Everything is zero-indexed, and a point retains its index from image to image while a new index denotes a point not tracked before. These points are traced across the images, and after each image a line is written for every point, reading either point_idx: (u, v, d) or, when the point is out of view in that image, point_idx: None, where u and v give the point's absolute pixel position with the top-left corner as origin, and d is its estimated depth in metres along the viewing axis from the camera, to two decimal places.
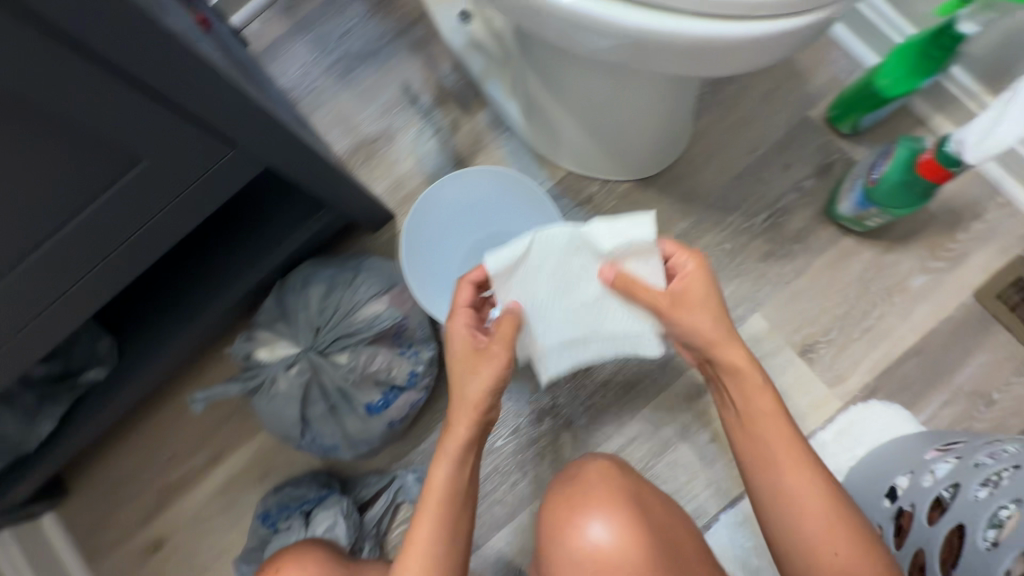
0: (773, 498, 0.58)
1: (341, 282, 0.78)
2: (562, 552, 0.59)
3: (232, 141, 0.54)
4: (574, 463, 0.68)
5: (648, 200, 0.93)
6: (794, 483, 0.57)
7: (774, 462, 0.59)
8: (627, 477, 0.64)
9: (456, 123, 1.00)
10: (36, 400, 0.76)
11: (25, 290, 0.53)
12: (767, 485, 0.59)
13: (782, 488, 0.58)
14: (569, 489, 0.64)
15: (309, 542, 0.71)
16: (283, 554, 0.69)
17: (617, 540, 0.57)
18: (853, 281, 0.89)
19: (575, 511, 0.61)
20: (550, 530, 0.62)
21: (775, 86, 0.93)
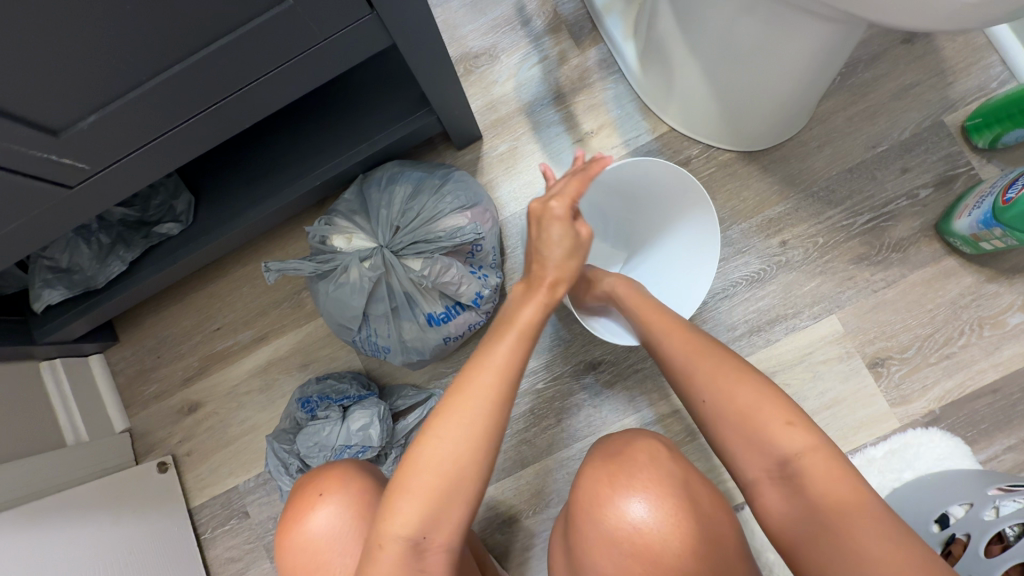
0: (726, 431, 0.56)
1: (427, 189, 0.77)
2: (599, 528, 0.57)
3: (357, 5, 0.51)
4: (616, 438, 0.65)
5: (747, 175, 0.89)
6: (736, 413, 0.55)
7: (719, 397, 0.57)
8: (674, 460, 0.61)
9: (564, 55, 0.94)
10: (111, 240, 0.79)
11: (143, 113, 0.52)
12: (714, 422, 0.57)
13: (726, 417, 0.56)
14: (613, 464, 0.60)
15: (355, 465, 0.67)
16: (328, 475, 0.65)
17: (661, 524, 0.55)
18: (944, 304, 0.84)
19: (616, 489, 0.58)
20: (586, 501, 0.60)
21: (915, 82, 0.87)
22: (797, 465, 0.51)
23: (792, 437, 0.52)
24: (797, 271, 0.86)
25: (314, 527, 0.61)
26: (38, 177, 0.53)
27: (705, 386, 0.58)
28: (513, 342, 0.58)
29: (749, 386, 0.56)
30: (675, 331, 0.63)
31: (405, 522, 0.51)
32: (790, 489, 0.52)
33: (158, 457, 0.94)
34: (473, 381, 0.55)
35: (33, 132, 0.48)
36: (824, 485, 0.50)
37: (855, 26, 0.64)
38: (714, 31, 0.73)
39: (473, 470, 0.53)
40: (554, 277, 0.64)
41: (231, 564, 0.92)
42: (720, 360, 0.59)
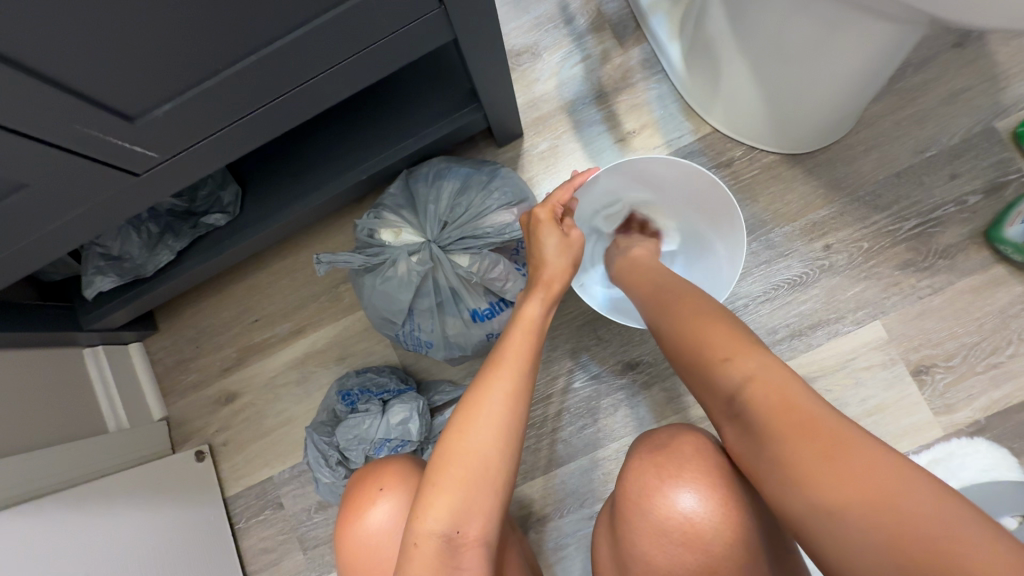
0: (684, 369, 0.53)
1: (475, 185, 0.77)
2: (647, 518, 0.57)
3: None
4: (659, 429, 0.63)
5: (791, 178, 0.88)
6: (688, 354, 0.52)
7: (677, 339, 0.53)
8: (723, 451, 0.59)
9: (607, 54, 0.94)
10: (160, 229, 0.80)
11: (213, 103, 0.53)
12: (679, 366, 0.53)
13: (682, 355, 0.52)
14: (660, 455, 0.59)
15: (410, 461, 0.67)
16: (388, 470, 0.65)
17: (714, 516, 0.54)
18: (992, 312, 0.83)
19: (664, 480, 0.57)
20: (635, 492, 0.59)
21: (966, 86, 0.86)
22: (743, 401, 0.46)
23: (731, 369, 0.48)
24: (841, 275, 0.86)
25: (374, 521, 0.62)
26: (108, 163, 0.54)
27: (668, 328, 0.55)
28: (523, 338, 0.59)
29: (712, 323, 0.52)
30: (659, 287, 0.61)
31: (438, 518, 0.50)
32: (744, 429, 0.47)
33: (195, 446, 0.95)
34: (494, 378, 0.56)
35: (110, 118, 0.49)
36: (767, 411, 0.44)
37: (918, 27, 0.64)
38: (769, 32, 0.73)
39: (497, 463, 0.52)
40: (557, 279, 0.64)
41: (265, 554, 0.93)
42: (684, 304, 0.55)
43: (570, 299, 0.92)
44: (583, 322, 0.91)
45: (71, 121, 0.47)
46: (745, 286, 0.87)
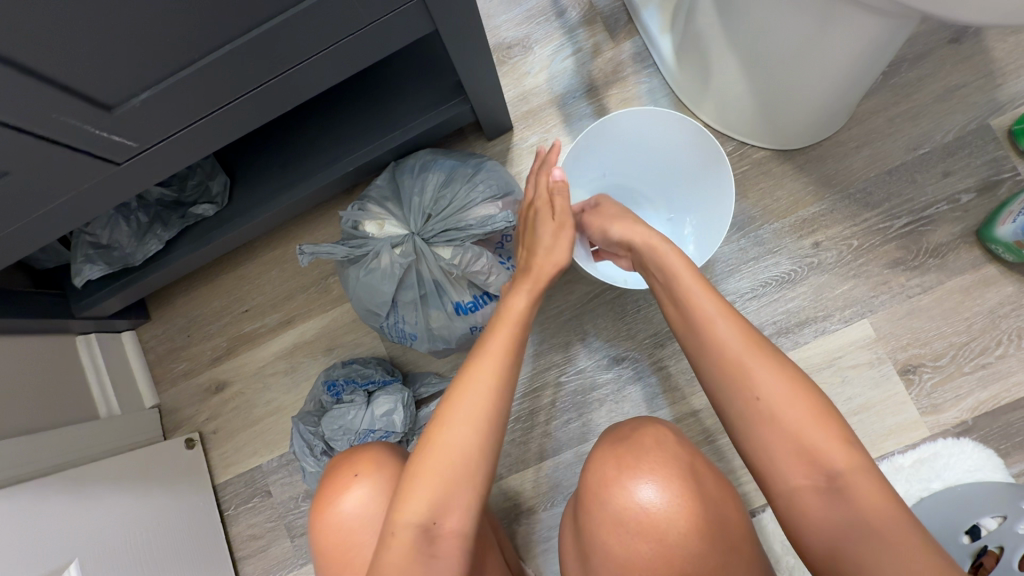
0: (725, 392, 0.55)
1: (459, 177, 0.77)
2: (606, 509, 0.57)
3: None
4: (624, 423, 0.64)
5: (782, 174, 0.87)
6: (793, 430, 0.50)
7: (776, 418, 0.51)
8: (682, 445, 0.60)
9: (598, 47, 0.93)
10: (149, 219, 0.81)
11: (194, 92, 0.53)
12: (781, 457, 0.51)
13: (720, 373, 0.55)
14: (620, 447, 0.60)
15: (388, 448, 0.66)
16: (362, 457, 0.64)
17: (669, 505, 0.55)
18: (983, 312, 0.82)
19: (622, 471, 0.58)
20: (594, 484, 0.59)
21: (962, 83, 0.84)
22: (787, 423, 0.50)
23: (773, 391, 0.52)
24: (829, 273, 0.85)
25: (346, 508, 0.61)
26: (87, 152, 0.54)
27: (772, 402, 0.51)
28: (507, 332, 0.59)
29: (810, 405, 0.51)
30: (708, 312, 0.57)
31: (417, 506, 0.50)
32: (799, 455, 0.50)
33: (186, 433, 0.96)
34: (474, 373, 0.56)
35: (88, 106, 0.49)
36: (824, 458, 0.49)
37: (908, 21, 0.63)
38: (756, 26, 0.72)
39: (477, 456, 0.52)
40: (543, 272, 0.65)
41: (253, 541, 0.94)
42: (760, 361, 0.53)
43: (559, 293, 0.91)
44: (570, 316, 0.91)
45: (49, 109, 0.48)
46: (732, 282, 0.86)
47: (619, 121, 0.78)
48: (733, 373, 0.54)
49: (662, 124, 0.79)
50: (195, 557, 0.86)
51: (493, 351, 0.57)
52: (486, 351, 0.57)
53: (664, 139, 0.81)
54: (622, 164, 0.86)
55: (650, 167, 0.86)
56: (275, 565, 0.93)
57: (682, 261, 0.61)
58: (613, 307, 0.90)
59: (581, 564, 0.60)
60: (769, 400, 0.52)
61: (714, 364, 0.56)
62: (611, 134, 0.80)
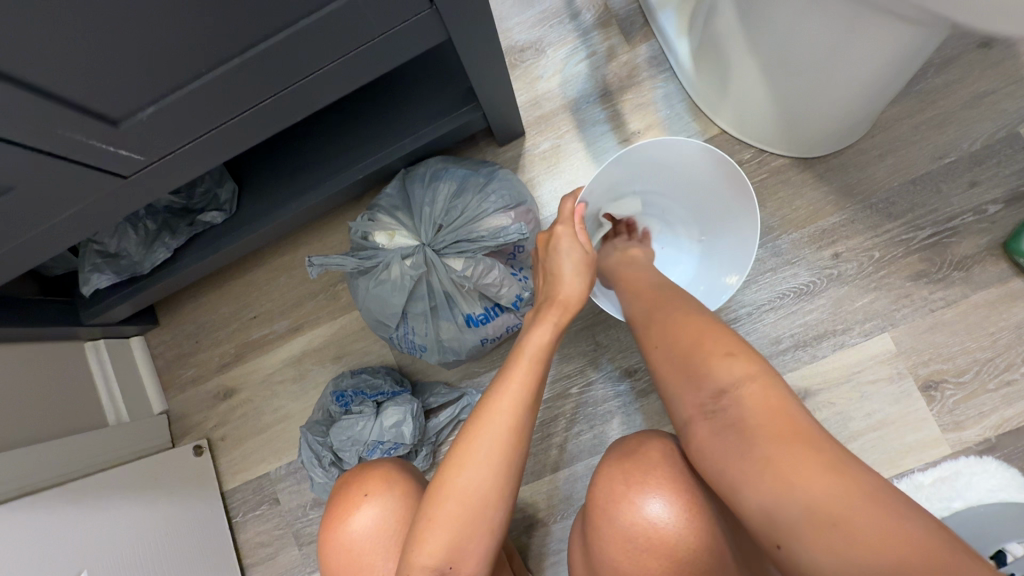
0: (670, 370, 0.49)
1: (471, 187, 0.76)
2: (614, 524, 0.56)
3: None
4: (630, 436, 0.63)
5: (801, 183, 0.85)
6: (743, 407, 0.43)
7: (725, 405, 0.44)
8: (689, 459, 0.59)
9: (613, 51, 0.91)
10: (157, 227, 0.80)
11: (201, 105, 0.52)
12: (724, 444, 0.43)
13: (672, 354, 0.49)
14: (628, 461, 0.59)
15: (396, 465, 0.65)
16: (371, 475, 0.63)
17: (682, 522, 0.53)
18: (1008, 327, 0.79)
19: (630, 485, 0.56)
20: (603, 498, 0.58)
21: (990, 89, 0.82)
22: (734, 398, 0.44)
23: (730, 367, 0.45)
24: (849, 285, 0.83)
25: (357, 527, 0.61)
26: (93, 165, 0.53)
27: (719, 388, 0.45)
28: (526, 367, 0.56)
29: (761, 387, 0.43)
30: (660, 313, 0.54)
31: (433, 551, 0.49)
32: (736, 432, 0.43)
33: (194, 440, 0.96)
34: (493, 410, 0.53)
35: (93, 121, 0.48)
36: (766, 428, 0.41)
37: (939, 29, 0.60)
38: (778, 32, 0.69)
39: (493, 500, 0.51)
40: (568, 294, 0.62)
41: (261, 549, 0.94)
42: (709, 347, 0.47)
43: None
44: (582, 326, 0.89)
45: (55, 125, 0.47)
46: (748, 294, 0.84)
47: (648, 147, 0.74)
48: (680, 359, 0.48)
49: (695, 156, 0.74)
50: (203, 565, 0.85)
51: (515, 389, 0.54)
52: (504, 389, 0.54)
53: (696, 167, 0.76)
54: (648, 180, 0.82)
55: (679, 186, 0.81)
56: (283, 573, 0.93)
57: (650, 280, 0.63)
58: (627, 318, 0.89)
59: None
60: (717, 379, 0.45)
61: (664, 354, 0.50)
62: (640, 157, 0.76)
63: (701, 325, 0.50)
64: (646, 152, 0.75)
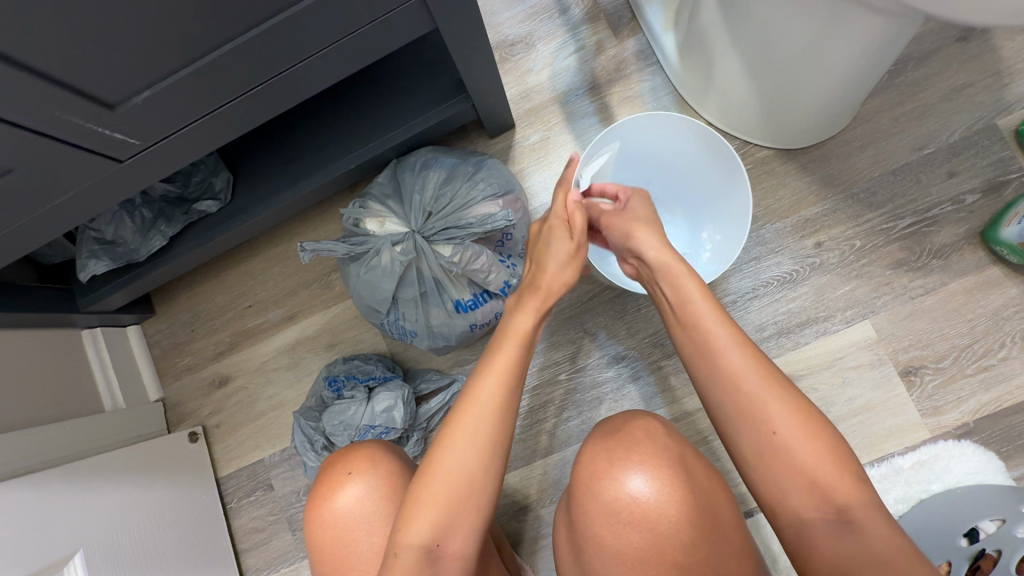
0: (777, 471, 0.51)
1: (460, 176, 0.78)
2: (597, 500, 0.57)
3: None
4: (614, 416, 0.64)
5: (785, 173, 0.87)
6: (846, 514, 0.48)
7: (848, 519, 0.48)
8: (670, 434, 0.60)
9: (601, 45, 0.93)
10: (153, 215, 0.82)
11: (195, 90, 0.53)
12: (845, 553, 0.47)
13: (786, 467, 0.51)
14: (612, 440, 0.60)
15: (382, 444, 0.67)
16: (357, 454, 0.65)
17: (660, 495, 0.55)
18: (986, 314, 0.81)
19: (614, 462, 0.58)
20: (585, 475, 0.59)
21: (968, 82, 0.84)
22: (853, 512, 0.48)
23: (847, 485, 0.49)
24: (832, 273, 0.84)
25: (341, 503, 0.62)
26: (90, 149, 0.55)
27: (844, 502, 0.48)
28: (512, 350, 0.58)
29: (873, 508, 0.48)
30: (772, 405, 0.52)
31: (419, 528, 0.50)
32: (843, 535, 0.48)
33: (190, 427, 0.97)
34: (477, 390, 0.55)
35: (89, 104, 0.50)
36: (872, 535, 0.47)
37: (912, 20, 0.62)
38: (760, 25, 0.71)
39: (478, 480, 0.52)
40: (549, 283, 0.63)
41: (255, 534, 0.95)
42: (835, 461, 0.50)
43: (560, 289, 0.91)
44: (571, 314, 0.91)
45: (52, 107, 0.49)
46: (733, 282, 0.86)
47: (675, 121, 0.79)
48: (802, 472, 0.50)
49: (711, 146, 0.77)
50: (196, 549, 0.87)
51: (500, 375, 0.56)
52: (489, 370, 0.56)
53: (707, 160, 0.80)
54: (667, 163, 0.85)
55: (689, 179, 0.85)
56: (276, 558, 0.94)
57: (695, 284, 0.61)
58: (614, 306, 0.90)
59: (575, 556, 0.60)
60: (842, 494, 0.49)
61: (783, 461, 0.51)
62: (672, 131, 0.80)
63: (822, 433, 0.51)
64: (676, 128, 0.80)
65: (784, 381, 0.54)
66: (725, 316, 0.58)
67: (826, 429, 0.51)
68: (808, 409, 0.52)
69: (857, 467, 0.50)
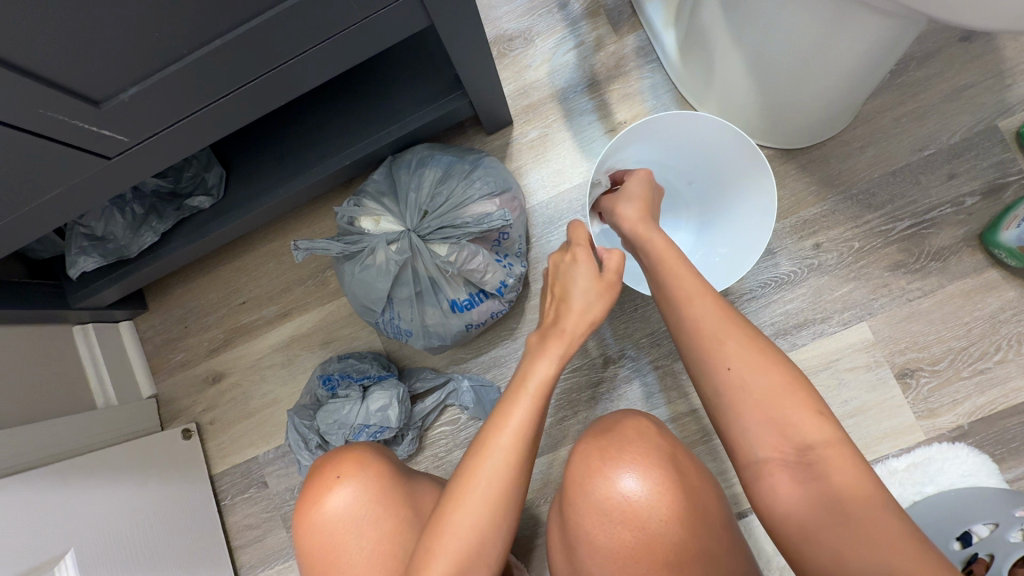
0: (736, 410, 0.51)
1: (457, 174, 0.77)
2: (589, 498, 0.56)
3: None
4: (607, 416, 0.63)
5: (784, 173, 0.86)
6: (806, 450, 0.47)
7: (811, 459, 0.47)
8: (662, 436, 0.60)
9: (600, 41, 0.92)
10: (145, 210, 0.81)
11: (184, 86, 0.52)
12: (811, 493, 0.46)
13: (742, 402, 0.51)
14: (603, 439, 0.59)
15: (373, 446, 0.67)
16: (345, 457, 0.64)
17: (651, 494, 0.55)
18: (983, 317, 0.81)
19: (605, 461, 0.57)
20: (578, 474, 0.58)
21: (970, 83, 0.83)
22: (817, 453, 0.47)
23: (812, 424, 0.48)
24: (830, 275, 0.84)
25: (330, 508, 0.62)
26: (76, 146, 0.54)
27: (807, 443, 0.48)
28: (527, 404, 0.56)
29: (839, 446, 0.47)
30: (730, 343, 0.53)
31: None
32: (808, 476, 0.47)
33: (183, 424, 0.97)
34: (491, 447, 0.54)
35: (75, 101, 0.49)
36: (837, 473, 0.46)
37: (914, 21, 0.61)
38: (761, 23, 0.70)
39: (491, 536, 0.52)
40: (571, 326, 0.60)
41: (249, 531, 0.95)
42: (796, 398, 0.49)
43: None
44: None
45: (37, 104, 0.47)
46: (731, 283, 0.85)
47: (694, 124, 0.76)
48: (759, 407, 0.50)
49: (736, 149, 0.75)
50: (189, 547, 0.86)
51: (514, 429, 0.55)
52: (503, 425, 0.55)
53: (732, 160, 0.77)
54: (692, 156, 0.82)
55: (711, 172, 0.82)
56: (271, 555, 0.94)
57: (667, 244, 0.61)
58: (611, 306, 0.90)
59: (567, 557, 0.59)
60: (804, 432, 0.48)
61: (737, 393, 0.51)
62: (692, 130, 0.77)
63: (782, 368, 0.51)
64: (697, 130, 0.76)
65: (747, 325, 0.55)
66: (692, 269, 0.59)
67: (785, 363, 0.51)
68: (772, 352, 0.52)
69: (819, 404, 0.49)
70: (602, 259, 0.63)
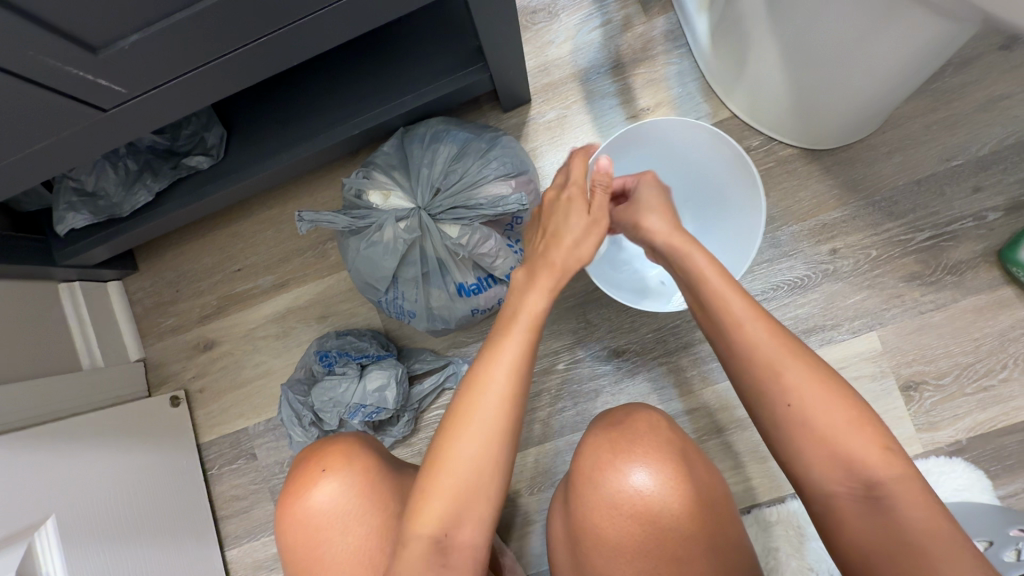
0: (800, 445, 0.49)
1: (472, 152, 0.73)
2: (598, 493, 0.55)
3: None
4: (616, 408, 0.62)
5: (806, 175, 0.84)
6: (875, 486, 0.46)
7: (879, 493, 0.46)
8: (673, 431, 0.59)
9: (628, 21, 0.87)
10: (138, 167, 0.77)
11: (192, 37, 0.48)
12: (876, 529, 0.45)
13: (808, 438, 0.49)
14: (614, 431, 0.58)
15: (359, 438, 0.65)
16: (331, 450, 0.62)
17: (662, 490, 0.54)
18: (992, 334, 0.80)
19: (617, 455, 0.56)
20: (588, 469, 0.57)
21: (1005, 94, 0.80)
22: (884, 486, 0.46)
23: (879, 456, 0.46)
24: (844, 282, 0.83)
25: (315, 502, 0.60)
26: (68, 95, 0.50)
27: (874, 477, 0.46)
28: (521, 338, 0.54)
29: (910, 482, 0.46)
30: (791, 375, 0.50)
31: (429, 521, 0.49)
32: (874, 509, 0.46)
33: (171, 390, 0.94)
34: (483, 380, 0.52)
35: (70, 45, 0.44)
36: (906, 507, 0.45)
37: (969, 25, 0.58)
38: (803, 15, 0.66)
39: (488, 466, 0.50)
40: (562, 259, 0.59)
41: (236, 502, 0.93)
42: (863, 431, 0.47)
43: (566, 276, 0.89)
44: (574, 303, 0.89)
45: (28, 46, 0.43)
46: (744, 283, 0.84)
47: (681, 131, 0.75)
48: (823, 443, 0.48)
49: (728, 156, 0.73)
50: (173, 516, 0.85)
51: (507, 362, 0.53)
52: (495, 359, 0.53)
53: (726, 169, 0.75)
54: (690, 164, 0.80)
55: (711, 182, 0.80)
56: (257, 528, 0.93)
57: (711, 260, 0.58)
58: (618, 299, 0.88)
59: (570, 549, 0.58)
60: (872, 468, 0.46)
61: (800, 428, 0.49)
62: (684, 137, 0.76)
63: (846, 403, 0.48)
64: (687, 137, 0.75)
65: (806, 353, 0.52)
66: (739, 287, 0.56)
67: (847, 394, 0.49)
68: (831, 382, 0.50)
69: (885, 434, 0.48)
70: (595, 202, 0.62)
